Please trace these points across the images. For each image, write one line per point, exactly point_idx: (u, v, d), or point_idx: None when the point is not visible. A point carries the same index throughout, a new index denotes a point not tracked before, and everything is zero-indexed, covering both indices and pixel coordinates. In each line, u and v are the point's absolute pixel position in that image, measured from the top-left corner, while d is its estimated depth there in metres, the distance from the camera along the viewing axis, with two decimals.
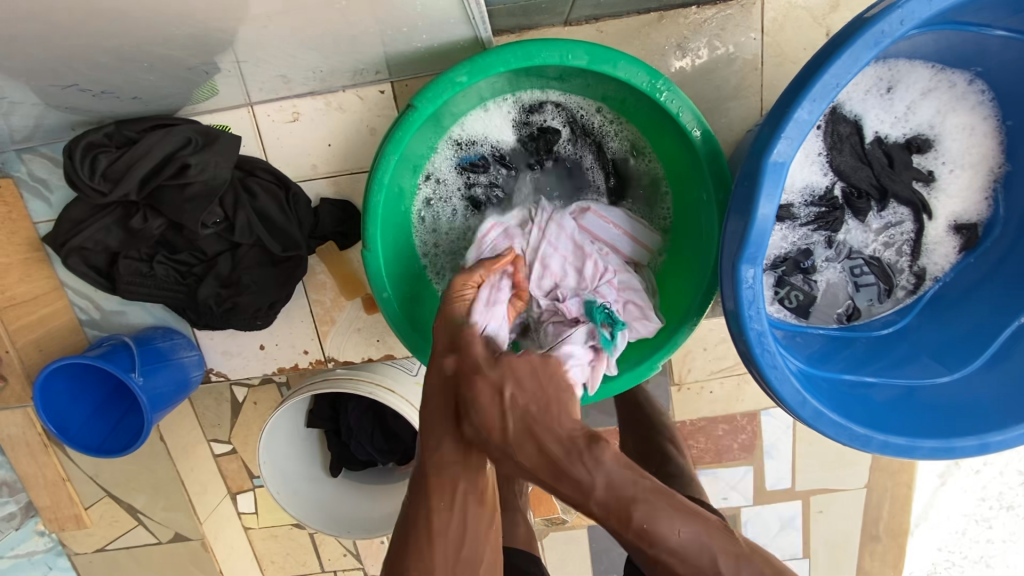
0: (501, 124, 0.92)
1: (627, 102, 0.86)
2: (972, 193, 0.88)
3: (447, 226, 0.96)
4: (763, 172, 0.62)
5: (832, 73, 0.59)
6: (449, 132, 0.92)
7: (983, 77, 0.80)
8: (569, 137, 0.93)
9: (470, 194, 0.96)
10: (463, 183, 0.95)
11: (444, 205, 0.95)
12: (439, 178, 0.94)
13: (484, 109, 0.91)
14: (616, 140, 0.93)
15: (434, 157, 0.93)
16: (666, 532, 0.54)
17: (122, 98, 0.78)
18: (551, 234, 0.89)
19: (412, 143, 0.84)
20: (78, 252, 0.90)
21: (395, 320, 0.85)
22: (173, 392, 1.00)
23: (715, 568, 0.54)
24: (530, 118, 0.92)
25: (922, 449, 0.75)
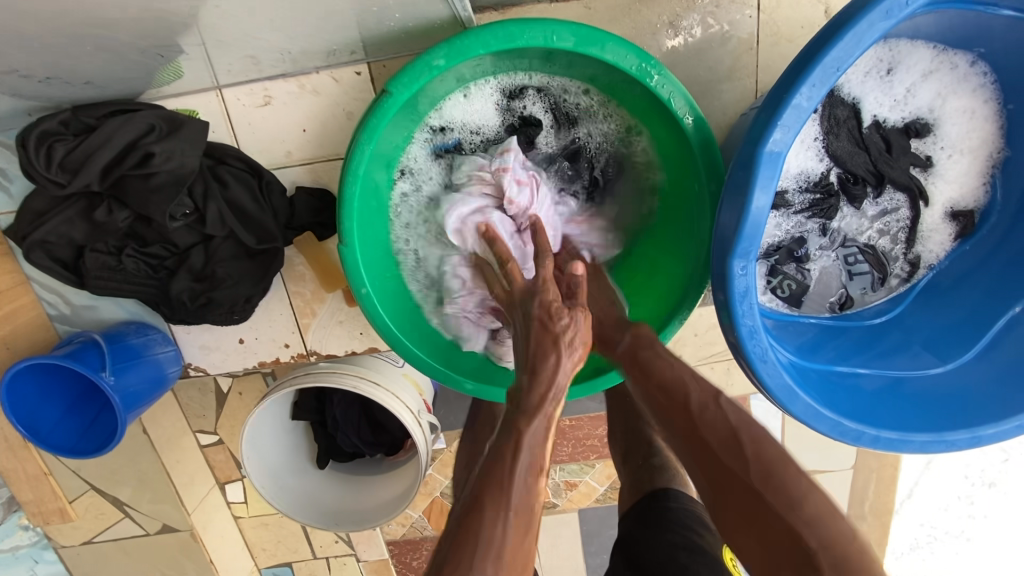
0: (483, 111, 0.88)
1: (615, 86, 0.81)
2: (970, 178, 0.85)
3: (417, 217, 0.91)
4: (758, 162, 0.58)
5: (834, 55, 0.55)
6: (426, 119, 0.87)
7: (986, 58, 0.77)
8: (552, 127, 0.90)
9: (445, 181, 0.92)
10: (441, 173, 0.91)
11: (419, 196, 0.91)
12: (415, 170, 0.90)
13: (463, 94, 0.86)
14: (600, 128, 0.90)
15: (408, 147, 0.88)
16: (661, 366, 0.73)
17: (73, 82, 0.73)
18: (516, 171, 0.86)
19: (387, 133, 0.80)
20: (41, 246, 0.86)
21: (375, 317, 0.82)
22: (149, 389, 0.96)
23: (688, 398, 0.68)
24: (511, 104, 0.89)
25: (913, 443, 0.74)
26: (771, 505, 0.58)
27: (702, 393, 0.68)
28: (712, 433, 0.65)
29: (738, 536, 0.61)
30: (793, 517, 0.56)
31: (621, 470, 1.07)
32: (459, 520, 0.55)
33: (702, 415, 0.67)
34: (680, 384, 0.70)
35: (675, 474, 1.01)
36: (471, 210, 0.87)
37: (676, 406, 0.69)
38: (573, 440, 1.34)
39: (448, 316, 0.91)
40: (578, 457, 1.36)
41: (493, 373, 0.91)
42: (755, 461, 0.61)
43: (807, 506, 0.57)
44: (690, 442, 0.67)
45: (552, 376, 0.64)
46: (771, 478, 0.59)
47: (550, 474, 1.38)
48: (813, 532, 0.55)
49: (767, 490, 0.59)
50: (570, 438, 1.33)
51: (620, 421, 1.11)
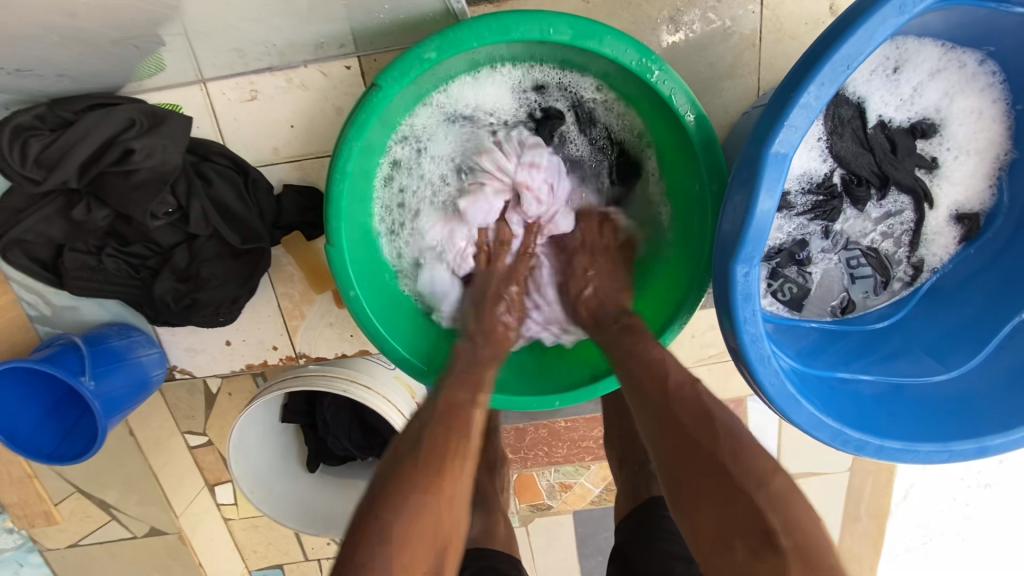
0: (503, 91, 0.84)
1: (617, 84, 0.78)
2: (976, 181, 0.83)
3: (411, 180, 0.87)
4: (762, 164, 0.56)
5: (843, 52, 0.53)
6: (442, 88, 0.82)
7: (995, 57, 0.74)
8: (573, 121, 0.87)
9: (450, 154, 0.87)
10: (446, 146, 0.87)
11: (418, 167, 0.87)
12: (413, 135, 0.84)
13: (487, 72, 0.81)
14: (619, 126, 0.86)
15: (415, 113, 0.83)
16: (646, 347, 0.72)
17: (45, 75, 0.70)
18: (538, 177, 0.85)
19: (398, 100, 0.76)
20: (18, 245, 0.83)
21: (359, 311, 0.79)
22: (132, 393, 0.93)
23: (665, 373, 0.68)
24: (535, 96, 0.84)
25: (918, 453, 0.72)
26: (740, 484, 0.55)
27: (680, 374, 0.67)
28: (685, 410, 0.62)
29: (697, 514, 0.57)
30: (760, 497, 0.54)
31: (619, 477, 1.06)
32: (412, 443, 0.65)
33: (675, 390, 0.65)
34: (660, 366, 0.69)
35: None
36: (489, 201, 0.87)
37: (653, 378, 0.68)
38: (568, 442, 1.32)
39: (424, 279, 0.90)
40: (574, 459, 1.34)
41: (437, 358, 0.85)
42: (726, 439, 0.58)
43: (771, 489, 0.55)
44: (660, 416, 0.64)
45: (496, 345, 0.80)
46: (738, 455, 0.57)
47: (545, 476, 1.36)
48: (778, 513, 0.53)
49: (730, 465, 0.57)
50: (565, 440, 1.31)
51: (616, 424, 1.11)
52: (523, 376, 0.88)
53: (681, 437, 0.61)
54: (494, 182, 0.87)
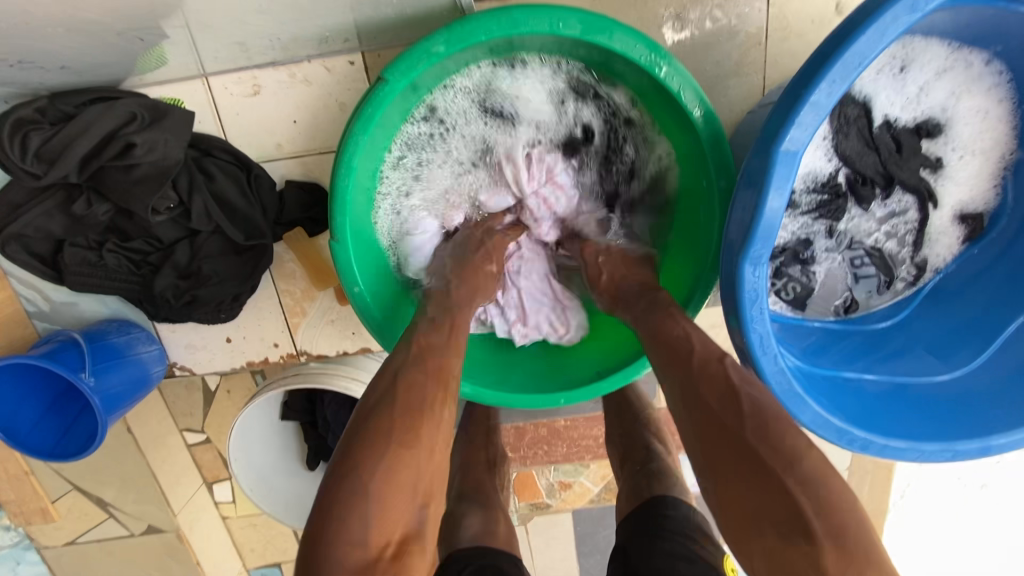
0: (542, 93, 0.82)
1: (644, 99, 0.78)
2: (981, 181, 0.83)
3: (427, 146, 0.84)
4: (773, 162, 0.56)
5: (856, 48, 0.52)
6: (485, 65, 0.79)
7: (1001, 57, 0.74)
8: (602, 142, 0.86)
9: (469, 138, 0.85)
10: (468, 131, 0.84)
11: (431, 147, 0.84)
12: (440, 104, 0.82)
13: (534, 63, 0.79)
14: (648, 155, 0.85)
15: (446, 87, 0.81)
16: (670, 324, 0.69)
17: (48, 67, 0.69)
18: (549, 196, 0.88)
19: (438, 68, 0.74)
20: (18, 239, 0.82)
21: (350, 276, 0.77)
22: (132, 390, 0.92)
23: (690, 351, 0.64)
24: (570, 104, 0.83)
25: (923, 452, 0.72)
26: (771, 467, 0.54)
27: (705, 350, 0.64)
28: (712, 389, 0.60)
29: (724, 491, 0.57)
30: (791, 479, 0.54)
31: (619, 475, 1.06)
32: (389, 388, 0.63)
33: (704, 369, 0.62)
34: (684, 343, 0.66)
35: (674, 478, 0.99)
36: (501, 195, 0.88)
37: (679, 356, 0.65)
38: (568, 440, 1.32)
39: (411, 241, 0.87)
40: (573, 457, 1.33)
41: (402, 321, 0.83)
42: (754, 418, 0.57)
43: (804, 468, 0.54)
44: (686, 393, 0.62)
45: (472, 284, 0.79)
46: (772, 439, 0.56)
47: (545, 475, 1.36)
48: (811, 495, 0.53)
49: (762, 447, 0.55)
50: (565, 439, 1.31)
51: (617, 423, 1.11)
52: (526, 371, 0.89)
53: (711, 419, 0.59)
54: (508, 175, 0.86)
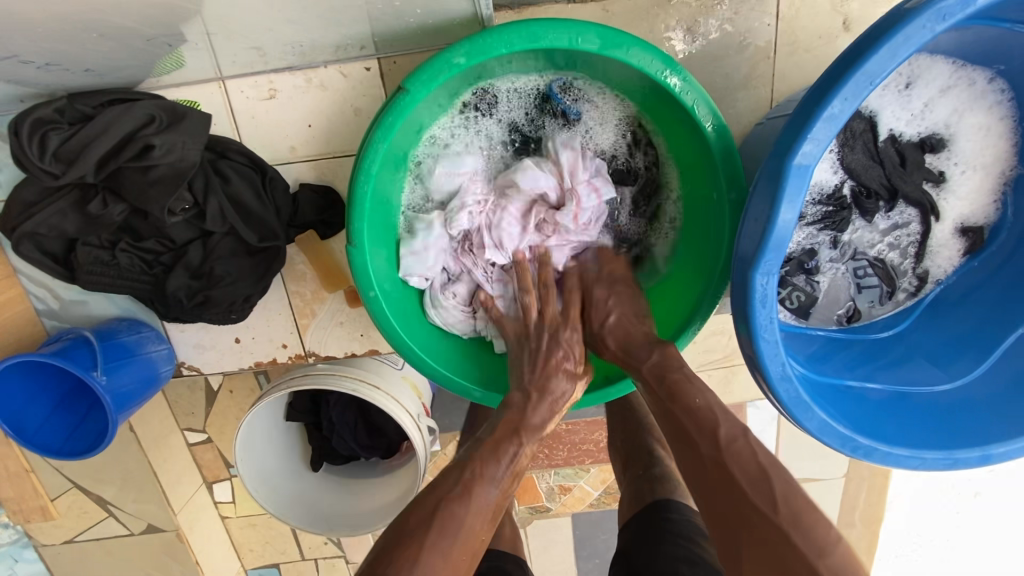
0: (607, 123, 0.86)
1: (677, 136, 0.80)
2: (981, 195, 0.85)
3: (471, 133, 0.86)
4: (786, 176, 0.57)
5: (867, 68, 0.54)
6: (554, 74, 0.83)
7: (1004, 75, 0.76)
8: (637, 187, 0.89)
9: (507, 128, 0.87)
10: (507, 120, 0.86)
11: (461, 133, 0.86)
12: (493, 98, 0.84)
13: (603, 89, 0.83)
14: (670, 215, 0.88)
15: (502, 82, 0.83)
16: (690, 393, 0.71)
17: (72, 70, 0.73)
18: (585, 196, 0.83)
19: (493, 63, 0.74)
20: (31, 237, 0.82)
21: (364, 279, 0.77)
22: (141, 389, 0.93)
23: (716, 428, 0.67)
24: (623, 140, 0.87)
25: (925, 460, 0.73)
26: (803, 554, 0.56)
27: (731, 427, 0.67)
28: (741, 470, 0.63)
29: (748, 572, 0.59)
30: (824, 565, 0.56)
31: (622, 480, 1.07)
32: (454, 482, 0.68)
33: (732, 449, 0.65)
34: (709, 418, 0.69)
35: (676, 483, 1.00)
36: (536, 172, 0.83)
37: (707, 431, 0.67)
38: (569, 444, 1.33)
39: (419, 236, 0.85)
40: (573, 461, 1.35)
41: (466, 366, 0.87)
42: (785, 503, 0.60)
43: (836, 557, 0.56)
44: (716, 474, 0.64)
45: (550, 397, 0.78)
46: (802, 524, 0.58)
47: (545, 478, 1.37)
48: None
49: (792, 532, 0.58)
50: (566, 443, 1.32)
51: (619, 430, 1.12)
52: None
53: (742, 500, 0.61)
54: (540, 162, 0.85)
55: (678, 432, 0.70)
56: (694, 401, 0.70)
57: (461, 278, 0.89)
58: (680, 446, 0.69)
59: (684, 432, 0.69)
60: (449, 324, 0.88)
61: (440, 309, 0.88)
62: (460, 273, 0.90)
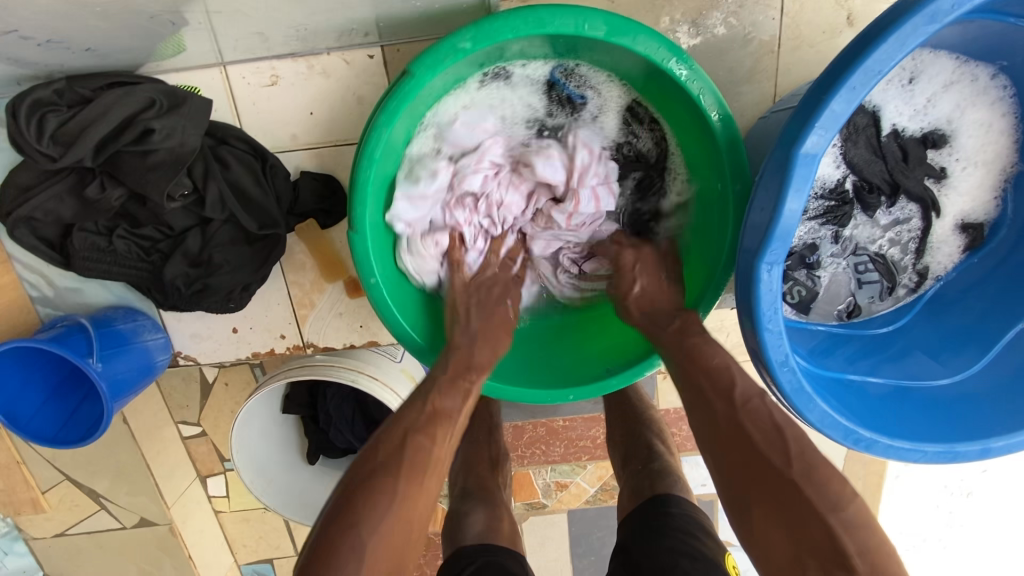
0: (609, 111, 0.84)
1: (688, 129, 0.78)
2: (982, 192, 0.85)
3: (485, 109, 0.83)
4: (792, 165, 0.57)
5: (874, 58, 0.54)
6: (564, 59, 0.80)
7: (1007, 71, 0.77)
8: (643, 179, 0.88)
9: (524, 108, 0.84)
10: (523, 98, 0.83)
11: (480, 105, 0.82)
12: (508, 78, 0.81)
13: (613, 78, 0.81)
14: (670, 217, 0.88)
15: (524, 64, 0.80)
16: (710, 354, 0.72)
17: (74, 49, 0.74)
18: (586, 197, 0.85)
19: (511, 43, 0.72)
20: (26, 222, 0.81)
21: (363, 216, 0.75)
22: (137, 377, 0.92)
23: (733, 388, 0.68)
24: (630, 130, 0.85)
25: (926, 453, 0.73)
26: (814, 506, 0.59)
27: (747, 386, 0.68)
28: (757, 426, 0.65)
29: (760, 530, 0.62)
30: (835, 519, 0.58)
31: (621, 475, 1.06)
32: (420, 414, 0.73)
33: (749, 410, 0.67)
34: (725, 376, 0.70)
35: (675, 479, 1.00)
36: (552, 162, 0.83)
37: (723, 391, 0.69)
38: (566, 441, 1.33)
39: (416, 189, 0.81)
40: (570, 457, 1.35)
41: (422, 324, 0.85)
42: (799, 460, 0.62)
43: (847, 510, 0.59)
44: (732, 435, 0.66)
45: (493, 345, 0.82)
46: (815, 480, 0.60)
47: (541, 475, 1.37)
48: (852, 538, 0.57)
49: (803, 485, 0.60)
50: (563, 439, 1.32)
51: (618, 425, 1.12)
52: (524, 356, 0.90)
53: (757, 458, 0.63)
54: (554, 147, 0.84)
55: (693, 395, 0.71)
56: (710, 363, 0.71)
57: (445, 231, 0.86)
58: (695, 408, 0.71)
59: (699, 392, 0.70)
60: (420, 272, 0.85)
61: (414, 255, 0.84)
62: (444, 226, 0.86)
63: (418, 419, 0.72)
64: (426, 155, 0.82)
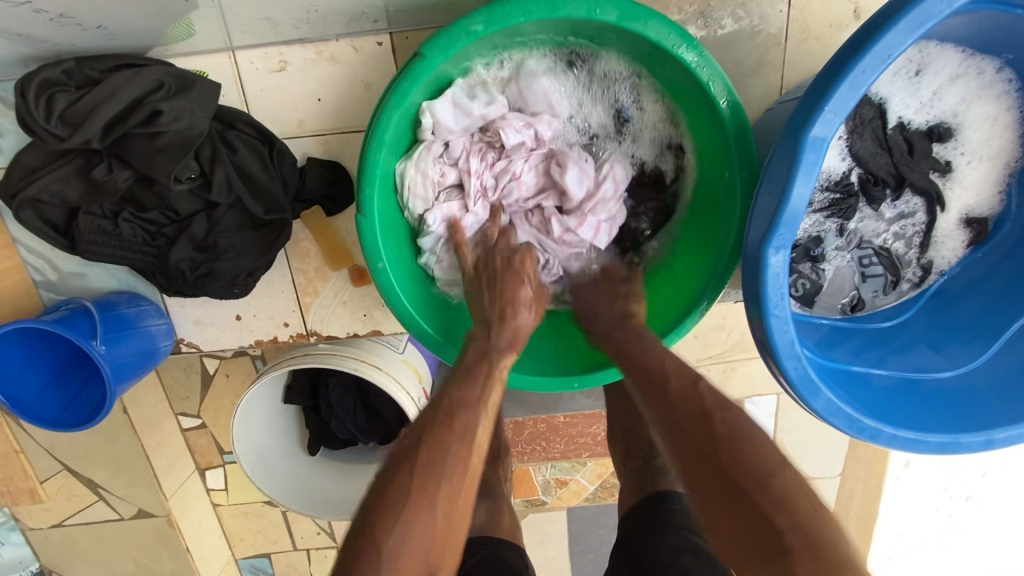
0: (651, 130, 0.87)
1: (705, 155, 0.81)
2: (987, 186, 0.86)
3: (559, 86, 0.84)
4: (801, 149, 0.57)
5: (885, 42, 0.54)
6: (628, 74, 0.82)
7: (1012, 65, 0.77)
8: (655, 208, 0.90)
9: (578, 103, 0.87)
10: (585, 87, 0.85)
11: (550, 76, 0.83)
12: (587, 68, 0.83)
13: (661, 103, 0.84)
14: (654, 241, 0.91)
15: (604, 58, 0.81)
16: (649, 351, 0.75)
17: (85, 26, 0.73)
18: (590, 216, 0.88)
19: (596, 27, 0.73)
20: (32, 204, 0.81)
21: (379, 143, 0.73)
22: (139, 362, 0.91)
23: (666, 377, 0.70)
24: (659, 152, 0.88)
25: (929, 444, 0.74)
26: (742, 486, 0.58)
27: (681, 375, 0.69)
28: (685, 413, 0.66)
29: (706, 514, 0.61)
30: (764, 498, 0.57)
31: (621, 471, 1.06)
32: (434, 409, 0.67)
33: (679, 395, 0.68)
34: (661, 368, 0.72)
35: None
36: (580, 176, 0.86)
37: (659, 379, 0.70)
38: (566, 437, 1.33)
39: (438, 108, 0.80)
40: (570, 455, 1.34)
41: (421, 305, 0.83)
42: (726, 442, 0.61)
43: (777, 485, 0.57)
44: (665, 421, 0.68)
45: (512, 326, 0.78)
46: (741, 458, 0.60)
47: (541, 471, 1.36)
48: (787, 513, 0.55)
49: (731, 467, 0.60)
50: (563, 435, 1.32)
51: (620, 420, 1.11)
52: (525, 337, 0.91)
53: (688, 442, 0.64)
54: (590, 161, 0.88)
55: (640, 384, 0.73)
56: (651, 359, 0.74)
57: (455, 165, 0.86)
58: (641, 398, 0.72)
59: (641, 381, 0.73)
60: (412, 190, 0.83)
61: (417, 168, 0.82)
62: (458, 158, 0.86)
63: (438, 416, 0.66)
64: (487, 81, 0.83)
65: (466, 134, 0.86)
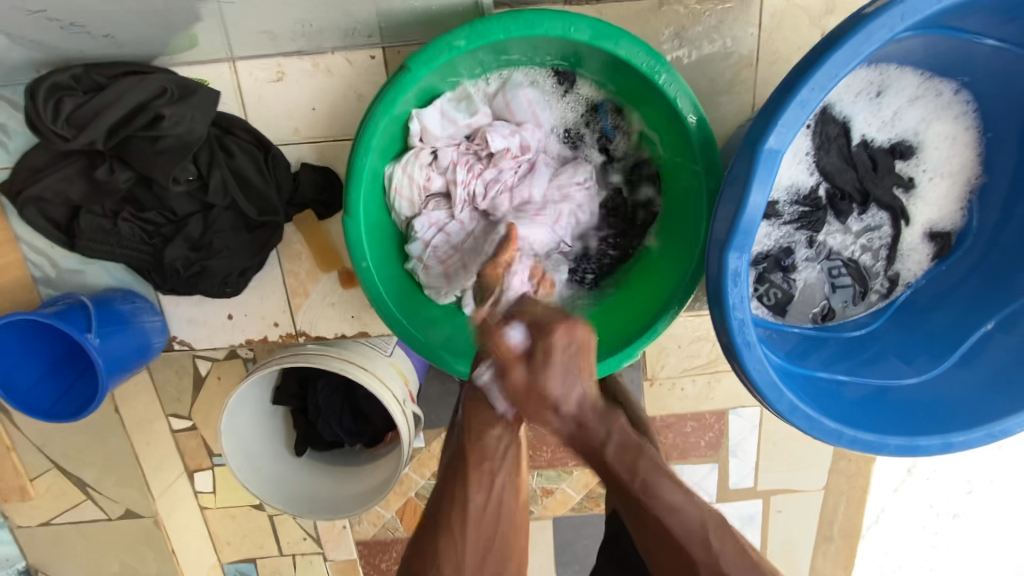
0: (631, 151, 0.92)
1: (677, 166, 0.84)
2: (949, 201, 0.90)
3: (546, 101, 0.90)
4: (757, 161, 0.62)
5: (831, 62, 0.59)
6: (611, 96, 0.89)
7: (968, 87, 0.83)
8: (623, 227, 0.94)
9: (562, 120, 0.92)
10: (571, 106, 0.91)
11: (539, 94, 0.88)
12: (575, 91, 0.89)
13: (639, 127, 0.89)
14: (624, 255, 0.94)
15: (590, 83, 0.88)
16: (665, 490, 0.60)
17: (93, 34, 0.77)
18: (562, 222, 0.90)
19: (583, 50, 0.79)
20: (35, 203, 0.85)
21: (365, 151, 0.77)
22: (132, 357, 0.94)
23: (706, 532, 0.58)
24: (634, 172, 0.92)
25: (889, 446, 0.77)
26: None
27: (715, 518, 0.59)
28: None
29: None
30: None
31: None
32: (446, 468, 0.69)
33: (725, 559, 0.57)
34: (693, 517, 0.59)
35: None
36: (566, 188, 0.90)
37: (697, 535, 0.58)
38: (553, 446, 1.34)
39: (426, 115, 0.85)
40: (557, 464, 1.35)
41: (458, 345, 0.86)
42: None
43: None
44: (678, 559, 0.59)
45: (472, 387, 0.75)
46: None
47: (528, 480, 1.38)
48: None
49: None
50: (550, 444, 1.33)
51: None
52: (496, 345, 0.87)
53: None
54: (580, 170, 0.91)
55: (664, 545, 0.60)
56: (668, 499, 0.60)
57: (439, 171, 0.90)
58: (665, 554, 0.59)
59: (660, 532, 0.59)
60: (398, 191, 0.87)
61: (405, 172, 0.87)
62: (447, 167, 0.90)
63: (464, 466, 0.68)
64: (476, 95, 0.88)
65: (454, 143, 0.90)
